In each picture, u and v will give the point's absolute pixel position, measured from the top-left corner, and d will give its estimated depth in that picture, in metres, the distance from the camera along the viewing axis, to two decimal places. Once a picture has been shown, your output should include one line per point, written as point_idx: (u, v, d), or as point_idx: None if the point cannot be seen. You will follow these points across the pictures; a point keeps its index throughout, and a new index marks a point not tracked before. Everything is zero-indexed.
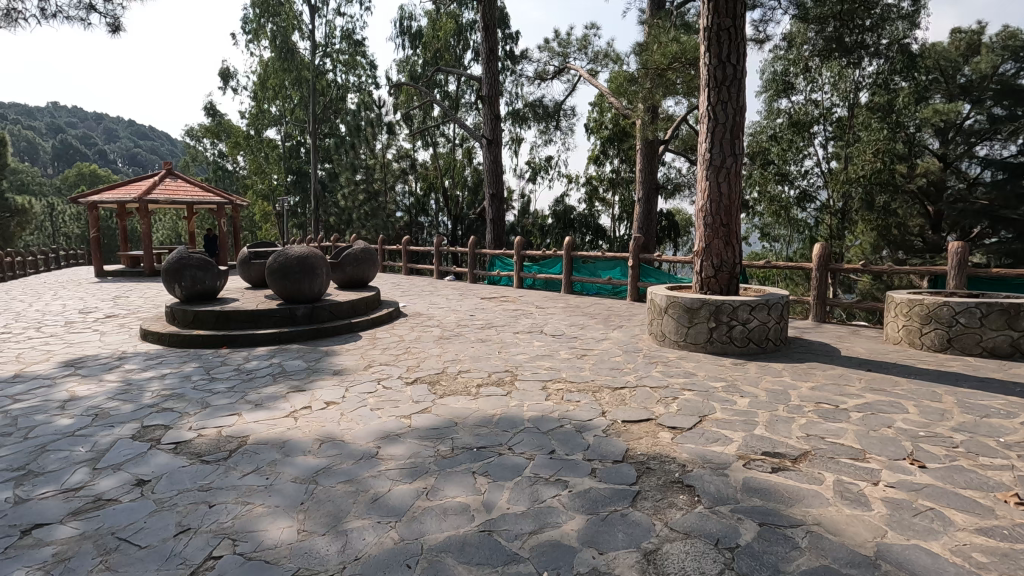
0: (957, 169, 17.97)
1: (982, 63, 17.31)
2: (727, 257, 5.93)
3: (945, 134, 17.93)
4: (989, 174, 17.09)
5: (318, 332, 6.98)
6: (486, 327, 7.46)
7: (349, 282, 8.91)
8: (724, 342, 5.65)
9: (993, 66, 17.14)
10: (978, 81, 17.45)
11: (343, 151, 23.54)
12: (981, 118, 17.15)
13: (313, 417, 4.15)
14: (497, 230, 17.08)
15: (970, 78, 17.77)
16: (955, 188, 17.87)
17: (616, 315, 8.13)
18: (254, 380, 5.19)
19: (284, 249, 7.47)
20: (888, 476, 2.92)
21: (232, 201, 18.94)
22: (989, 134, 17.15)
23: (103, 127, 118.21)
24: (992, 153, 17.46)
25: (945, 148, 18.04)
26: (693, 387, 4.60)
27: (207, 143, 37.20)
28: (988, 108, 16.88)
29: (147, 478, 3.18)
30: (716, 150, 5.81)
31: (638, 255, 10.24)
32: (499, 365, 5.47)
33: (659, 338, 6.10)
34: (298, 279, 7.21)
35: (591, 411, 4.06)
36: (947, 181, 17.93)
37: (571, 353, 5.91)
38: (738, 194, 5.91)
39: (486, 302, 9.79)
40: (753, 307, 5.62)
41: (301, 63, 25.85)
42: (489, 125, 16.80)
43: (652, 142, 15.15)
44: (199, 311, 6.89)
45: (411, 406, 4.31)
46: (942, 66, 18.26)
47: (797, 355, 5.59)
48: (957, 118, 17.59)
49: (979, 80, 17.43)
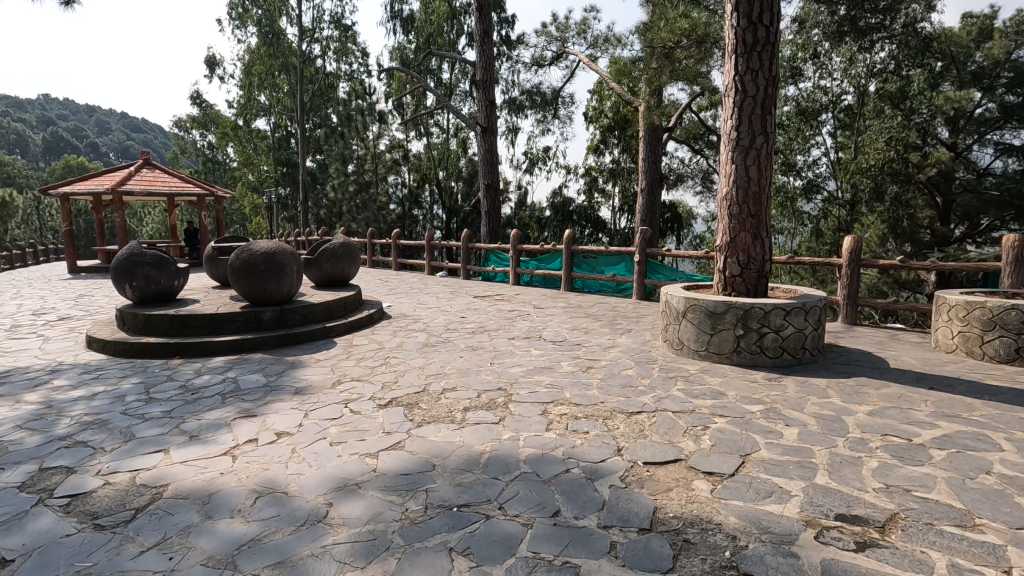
0: (967, 159, 17.31)
1: (994, 48, 16.03)
2: (754, 253, 5.12)
3: (955, 122, 16.82)
4: (1003, 164, 16.71)
5: (287, 339, 6.13)
6: (477, 331, 6.65)
7: (326, 280, 8.04)
8: (754, 353, 4.84)
9: (1005, 51, 15.91)
10: (990, 68, 16.42)
11: (332, 142, 22.62)
12: (992, 107, 16.27)
13: (255, 456, 3.31)
14: (492, 222, 16.14)
15: (982, 65, 16.70)
16: (964, 178, 17.25)
17: (623, 317, 7.33)
18: (198, 402, 4.35)
19: (249, 245, 6.58)
20: (1021, 560, 2.12)
21: (215, 193, 17.91)
22: (1000, 123, 16.35)
23: (94, 120, 116.48)
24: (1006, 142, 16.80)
25: (955, 137, 17.08)
26: (725, 412, 3.78)
27: (197, 135, 36.26)
28: (1000, 96, 16.08)
29: (10, 558, 2.36)
30: (745, 128, 4.98)
31: (645, 249, 9.44)
32: (491, 381, 4.65)
33: (675, 345, 5.31)
34: (263, 278, 6.32)
35: (604, 448, 3.24)
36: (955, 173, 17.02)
37: (574, 364, 5.09)
38: (769, 179, 5.07)
39: (478, 301, 8.98)
40: (787, 311, 4.82)
41: (288, 50, 24.77)
42: (483, 112, 15.90)
43: (655, 127, 14.28)
44: (151, 315, 6.05)
45: (381, 440, 3.50)
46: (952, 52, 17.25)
47: (838, 367, 4.78)
48: (967, 106, 16.45)
49: (991, 67, 16.38)
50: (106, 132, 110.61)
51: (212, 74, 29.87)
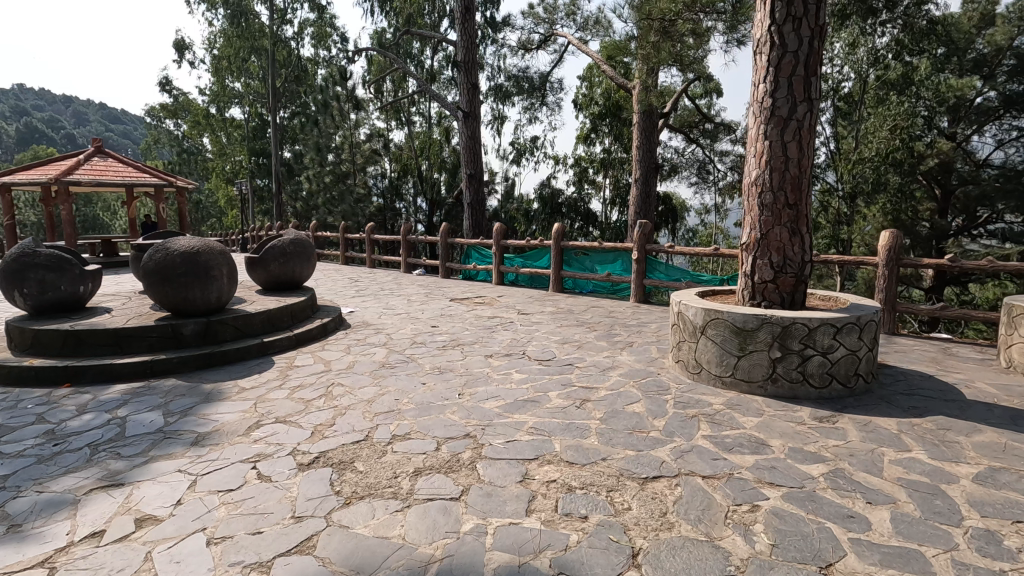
0: (966, 150, 16.22)
1: (997, 34, 14.88)
2: (792, 252, 4.07)
3: (955, 112, 15.68)
4: (1001, 155, 15.86)
5: (212, 359, 4.98)
6: (449, 345, 5.54)
7: (274, 283, 6.82)
8: (795, 382, 3.79)
9: (1008, 38, 14.76)
10: (992, 55, 15.13)
11: (308, 130, 21.43)
12: (992, 96, 15.11)
13: (83, 572, 2.17)
14: (476, 214, 15.04)
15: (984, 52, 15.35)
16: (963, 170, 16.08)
17: (623, 326, 6.28)
18: (57, 459, 3.19)
19: (167, 241, 5.33)
20: None
21: (174, 183, 16.50)
22: (1001, 113, 15.13)
23: (71, 110, 113.24)
24: (1003, 133, 15.67)
25: (954, 128, 16.18)
26: (776, 479, 2.72)
27: (170, 124, 34.63)
28: (1002, 85, 14.83)
29: None
30: (782, 94, 3.90)
31: (645, 245, 8.39)
32: (456, 424, 3.54)
33: (690, 368, 4.27)
34: (183, 283, 5.09)
35: (612, 557, 2.16)
36: (955, 164, 15.79)
37: (565, 395, 4.02)
38: (811, 160, 4.00)
39: (455, 306, 7.86)
40: (838, 329, 3.76)
41: (258, 31, 23.30)
42: (465, 96, 14.68)
43: (651, 112, 13.20)
44: (40, 331, 4.86)
45: (285, 534, 2.39)
46: (952, 37, 15.54)
47: (901, 400, 3.74)
48: (967, 95, 15.34)
49: (993, 53, 15.10)
50: (83, 124, 107.43)
51: (181, 59, 28.26)
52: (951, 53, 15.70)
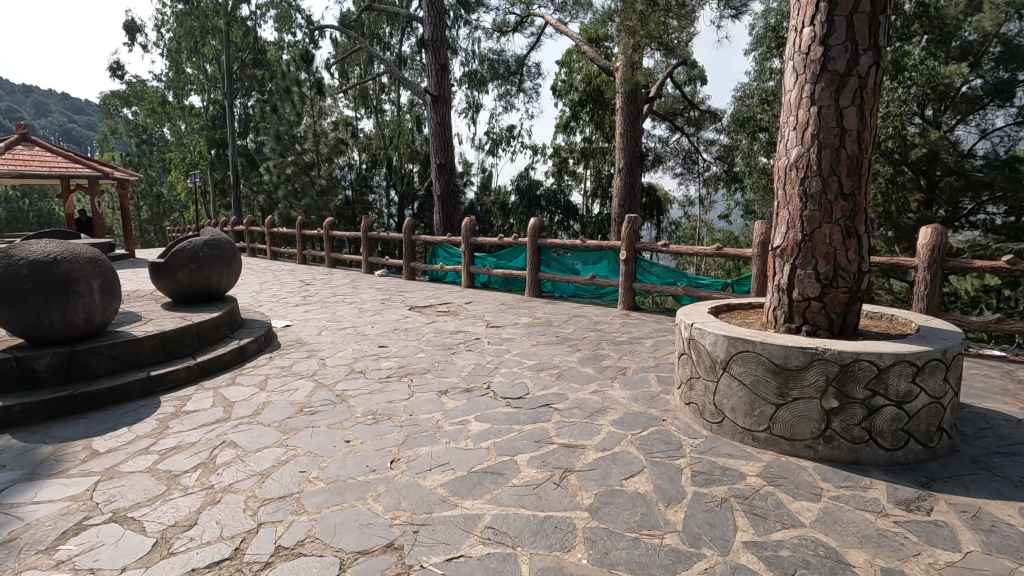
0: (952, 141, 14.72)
1: (983, 20, 13.46)
2: (845, 260, 2.98)
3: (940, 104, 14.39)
4: (985, 146, 14.99)
5: (72, 404, 3.73)
6: (395, 376, 4.36)
7: (185, 294, 5.55)
8: (857, 443, 2.74)
9: (996, 24, 13.39)
10: (979, 43, 13.97)
11: (267, 119, 19.88)
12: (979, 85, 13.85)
13: None
14: (447, 208, 13.79)
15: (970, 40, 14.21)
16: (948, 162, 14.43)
17: (613, 343, 5.17)
18: None
19: (15, 245, 4.02)
20: None
21: (111, 174, 14.85)
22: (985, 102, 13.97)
23: (29, 99, 107.80)
24: (986, 124, 14.93)
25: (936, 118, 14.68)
26: None
27: (127, 113, 32.59)
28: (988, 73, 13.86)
29: None
30: (839, 40, 2.81)
31: (634, 244, 7.29)
32: (380, 520, 2.39)
33: (708, 416, 3.18)
34: (33, 301, 3.82)
35: None
36: (942, 154, 14.32)
37: (539, 461, 2.88)
38: (874, 134, 2.92)
39: (413, 316, 6.67)
40: (920, 369, 2.69)
41: (212, 11, 21.60)
42: (434, 79, 13.38)
43: (635, 96, 12.04)
44: None
45: None
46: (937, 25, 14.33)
47: (1003, 466, 2.70)
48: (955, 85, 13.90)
49: (980, 41, 13.91)
50: (43, 113, 102.68)
51: (133, 43, 26.31)
52: (937, 39, 14.43)
